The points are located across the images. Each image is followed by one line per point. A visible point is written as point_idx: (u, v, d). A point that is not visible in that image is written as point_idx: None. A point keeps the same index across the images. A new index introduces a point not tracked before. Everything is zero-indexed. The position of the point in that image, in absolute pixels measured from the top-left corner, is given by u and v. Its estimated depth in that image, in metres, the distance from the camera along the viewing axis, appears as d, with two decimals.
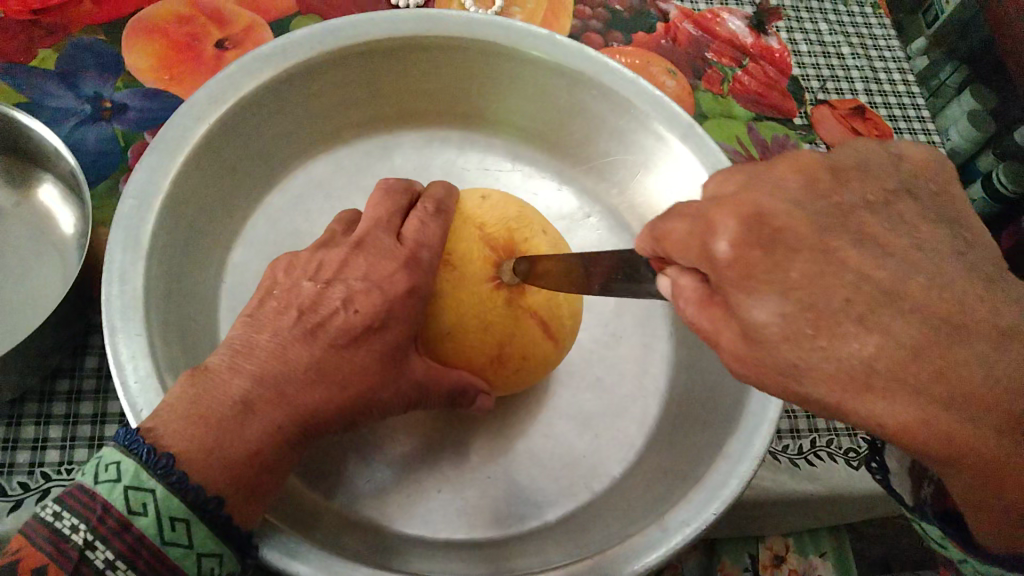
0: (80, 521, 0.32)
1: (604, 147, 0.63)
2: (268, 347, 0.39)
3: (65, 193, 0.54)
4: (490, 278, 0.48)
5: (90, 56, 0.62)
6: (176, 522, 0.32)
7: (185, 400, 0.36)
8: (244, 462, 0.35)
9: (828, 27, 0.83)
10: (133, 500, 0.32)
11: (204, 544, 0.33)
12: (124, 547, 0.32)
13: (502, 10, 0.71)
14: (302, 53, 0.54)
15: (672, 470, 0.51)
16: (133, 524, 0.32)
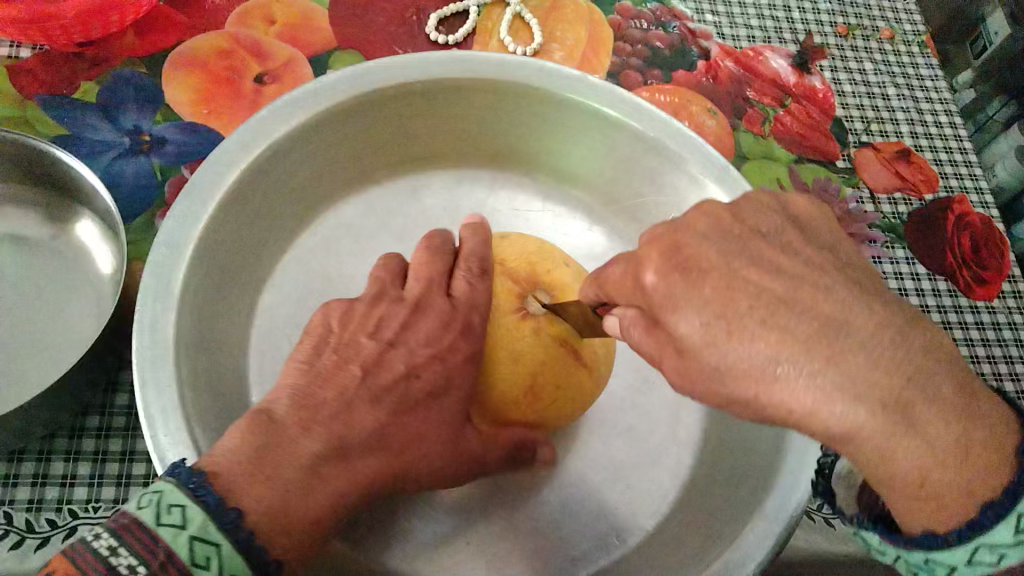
0: (138, 561, 0.31)
1: (637, 190, 0.63)
2: (331, 407, 0.40)
3: (102, 229, 0.54)
4: (516, 309, 0.49)
5: (131, 89, 0.62)
6: None
7: (250, 453, 0.36)
8: (307, 532, 0.36)
9: (874, 67, 0.81)
10: (199, 551, 0.31)
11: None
12: None
13: (542, 47, 0.71)
14: (336, 95, 0.55)
15: (706, 529, 0.49)
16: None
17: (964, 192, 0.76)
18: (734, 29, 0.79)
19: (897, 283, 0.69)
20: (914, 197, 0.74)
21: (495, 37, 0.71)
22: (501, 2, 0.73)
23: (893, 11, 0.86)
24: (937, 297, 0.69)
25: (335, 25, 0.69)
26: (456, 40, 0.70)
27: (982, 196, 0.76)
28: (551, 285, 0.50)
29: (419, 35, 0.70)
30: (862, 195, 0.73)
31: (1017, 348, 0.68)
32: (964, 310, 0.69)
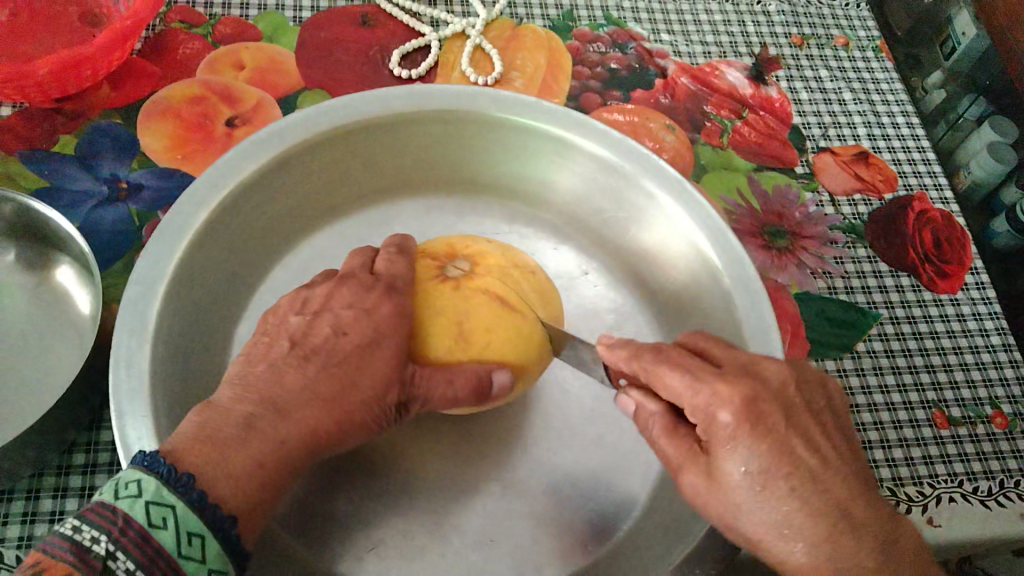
0: (100, 533, 0.33)
1: (599, 208, 0.65)
2: (267, 375, 0.42)
3: (81, 274, 0.57)
4: (437, 276, 0.52)
5: (107, 139, 0.65)
6: (193, 537, 0.34)
7: (195, 429, 0.38)
8: (254, 482, 0.38)
9: (830, 74, 0.84)
10: (155, 514, 0.34)
11: (216, 560, 0.35)
12: (144, 557, 0.33)
13: (502, 76, 0.74)
14: (299, 133, 0.58)
15: (674, 528, 0.51)
16: (154, 536, 0.33)
17: (924, 189, 0.78)
18: (690, 46, 0.82)
19: (861, 282, 0.71)
20: (874, 197, 0.76)
21: (457, 69, 0.74)
22: (461, 35, 0.76)
23: (846, 18, 0.89)
24: (901, 293, 0.71)
25: (302, 67, 0.72)
26: (419, 73, 0.73)
27: (942, 193, 0.78)
28: (472, 253, 0.54)
29: (383, 71, 0.73)
30: (822, 198, 0.75)
31: (982, 338, 0.70)
32: (928, 304, 0.71)
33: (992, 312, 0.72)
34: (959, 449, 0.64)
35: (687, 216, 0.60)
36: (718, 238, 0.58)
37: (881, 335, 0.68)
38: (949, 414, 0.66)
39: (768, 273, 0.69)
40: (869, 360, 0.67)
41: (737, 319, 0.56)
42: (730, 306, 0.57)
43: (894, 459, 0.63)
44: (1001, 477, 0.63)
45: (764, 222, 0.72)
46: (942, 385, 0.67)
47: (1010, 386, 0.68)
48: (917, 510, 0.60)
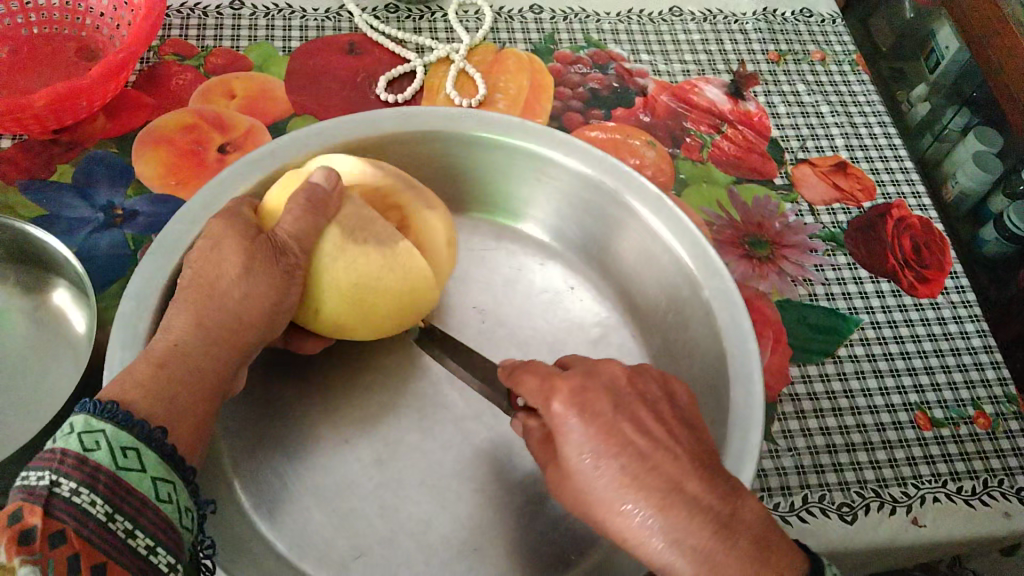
0: (42, 470, 0.35)
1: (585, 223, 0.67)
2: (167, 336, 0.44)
3: (77, 296, 0.59)
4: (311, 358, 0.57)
5: (103, 167, 0.67)
6: (126, 451, 0.37)
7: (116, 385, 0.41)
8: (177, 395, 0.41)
9: (807, 88, 0.86)
10: (87, 439, 0.36)
11: (156, 469, 0.38)
12: (83, 476, 0.35)
13: (485, 97, 0.76)
14: (290, 154, 0.60)
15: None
16: (89, 458, 0.35)
17: (902, 197, 0.79)
18: (669, 64, 0.84)
19: (842, 289, 0.72)
20: (853, 205, 0.78)
21: (442, 92, 0.76)
22: (445, 60, 0.79)
23: (823, 34, 0.91)
24: (881, 298, 0.72)
25: (291, 95, 0.74)
26: (405, 97, 0.75)
27: (921, 200, 0.80)
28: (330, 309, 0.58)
29: (370, 95, 0.75)
30: (801, 208, 0.76)
31: (963, 340, 0.71)
32: (909, 309, 0.72)
33: (973, 315, 0.73)
34: (942, 449, 0.65)
35: (665, 228, 0.62)
36: (697, 249, 0.60)
37: (862, 339, 0.70)
38: (931, 416, 0.66)
39: (748, 282, 0.70)
40: (850, 364, 0.68)
41: (718, 329, 0.57)
42: (711, 316, 0.58)
43: (877, 460, 0.63)
44: (984, 476, 0.63)
45: (744, 233, 0.73)
46: (924, 387, 0.68)
47: (992, 387, 0.69)
48: (901, 510, 0.61)
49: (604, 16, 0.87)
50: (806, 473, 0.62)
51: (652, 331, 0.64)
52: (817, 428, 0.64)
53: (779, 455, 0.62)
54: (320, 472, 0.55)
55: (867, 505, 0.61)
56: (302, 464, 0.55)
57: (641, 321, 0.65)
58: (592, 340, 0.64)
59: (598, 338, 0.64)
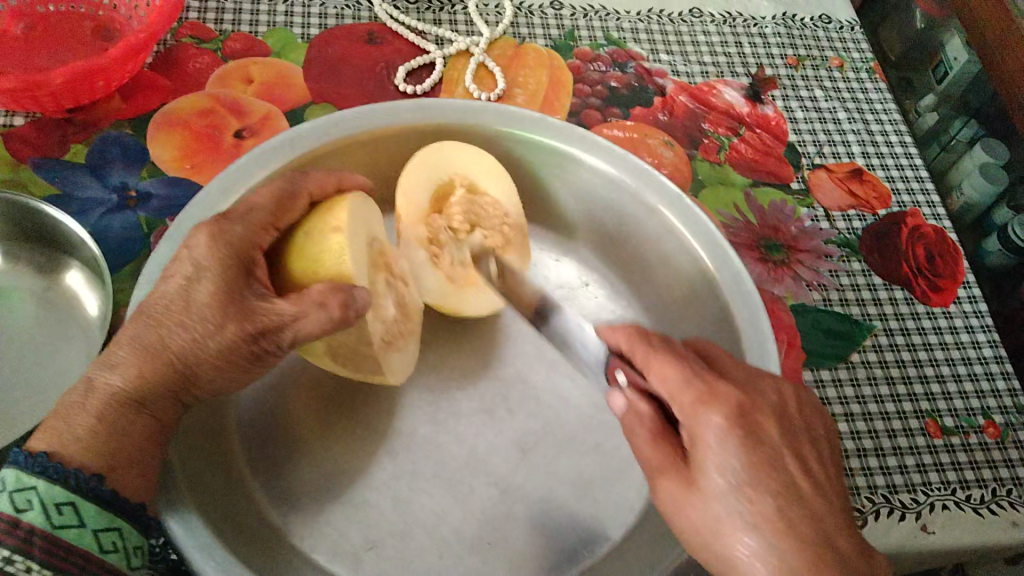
0: None
1: (603, 220, 0.66)
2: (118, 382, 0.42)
3: (90, 278, 0.58)
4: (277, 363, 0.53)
5: (117, 148, 0.66)
6: (62, 507, 0.38)
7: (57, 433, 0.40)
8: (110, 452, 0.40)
9: (824, 94, 0.86)
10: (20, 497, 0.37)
11: (97, 520, 0.39)
12: (17, 541, 0.37)
13: (504, 92, 0.75)
14: (311, 141, 0.59)
15: (666, 537, 0.51)
16: (21, 519, 0.37)
17: (917, 206, 0.79)
18: (688, 65, 0.84)
19: (856, 295, 0.72)
20: (868, 212, 0.78)
21: (460, 86, 0.76)
22: (465, 52, 0.78)
23: (841, 40, 0.91)
24: (894, 306, 0.72)
25: (310, 81, 0.73)
26: (424, 89, 0.75)
27: (935, 209, 0.80)
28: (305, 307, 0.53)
29: (389, 85, 0.75)
30: (817, 213, 0.76)
31: (974, 351, 0.71)
32: (921, 318, 0.72)
33: (985, 326, 0.73)
34: (952, 458, 0.65)
35: (685, 229, 0.61)
36: (717, 251, 0.60)
37: (875, 346, 0.70)
38: (942, 424, 0.66)
39: (764, 286, 0.70)
40: (863, 370, 0.68)
41: (737, 331, 0.57)
42: (730, 317, 0.58)
43: (888, 467, 0.63)
44: (993, 486, 0.63)
45: (760, 235, 0.73)
46: (935, 396, 0.68)
47: (1002, 398, 0.69)
48: (910, 517, 0.61)
49: (624, 14, 0.87)
50: None
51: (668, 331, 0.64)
52: None
53: None
54: (333, 463, 0.54)
55: (877, 511, 0.60)
56: (316, 455, 0.54)
57: (655, 321, 0.64)
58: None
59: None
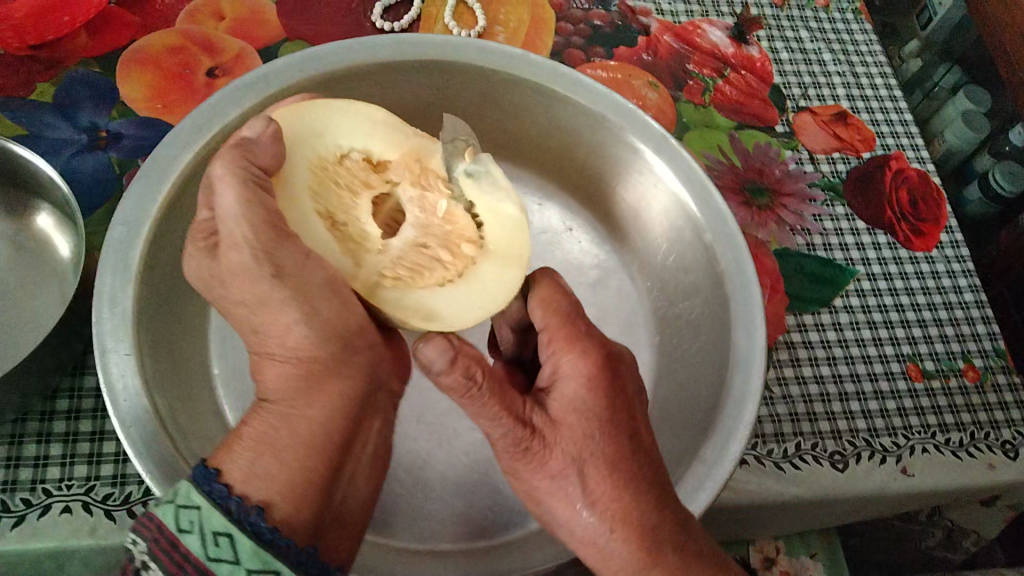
0: (142, 546, 0.34)
1: (586, 162, 0.64)
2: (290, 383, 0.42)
3: (62, 221, 0.57)
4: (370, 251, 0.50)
5: (86, 87, 0.64)
6: (218, 538, 0.34)
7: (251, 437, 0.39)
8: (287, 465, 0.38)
9: (810, 35, 0.85)
10: (185, 515, 0.34)
11: (251, 558, 0.34)
12: (171, 565, 0.33)
13: (485, 30, 0.73)
14: (288, 78, 0.57)
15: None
16: (181, 541, 0.33)
17: (901, 148, 0.79)
18: (672, 5, 0.82)
19: (839, 239, 0.72)
20: (852, 155, 0.77)
21: (440, 22, 0.73)
22: None
23: None
24: (877, 251, 0.72)
25: (284, 18, 0.71)
26: (402, 26, 0.72)
27: (918, 152, 0.79)
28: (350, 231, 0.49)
29: (366, 23, 0.72)
30: (801, 156, 0.76)
31: (956, 295, 0.72)
32: (904, 262, 0.72)
33: (966, 271, 0.73)
34: (932, 401, 0.65)
35: (669, 172, 0.60)
36: (702, 194, 0.58)
37: (858, 291, 0.70)
38: (922, 367, 0.67)
39: (748, 229, 0.70)
40: (846, 314, 0.68)
41: (720, 274, 0.57)
42: (714, 261, 0.57)
43: (869, 409, 0.64)
44: (971, 429, 0.64)
45: (744, 179, 0.73)
46: (916, 339, 0.68)
47: (982, 341, 0.69)
48: (890, 459, 0.61)
49: None
50: (799, 420, 0.62)
51: (651, 277, 0.63)
52: (812, 376, 0.64)
53: (774, 402, 0.63)
54: None
55: (858, 454, 0.61)
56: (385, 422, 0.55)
57: (640, 264, 0.64)
58: (590, 283, 0.64)
59: (596, 281, 0.64)
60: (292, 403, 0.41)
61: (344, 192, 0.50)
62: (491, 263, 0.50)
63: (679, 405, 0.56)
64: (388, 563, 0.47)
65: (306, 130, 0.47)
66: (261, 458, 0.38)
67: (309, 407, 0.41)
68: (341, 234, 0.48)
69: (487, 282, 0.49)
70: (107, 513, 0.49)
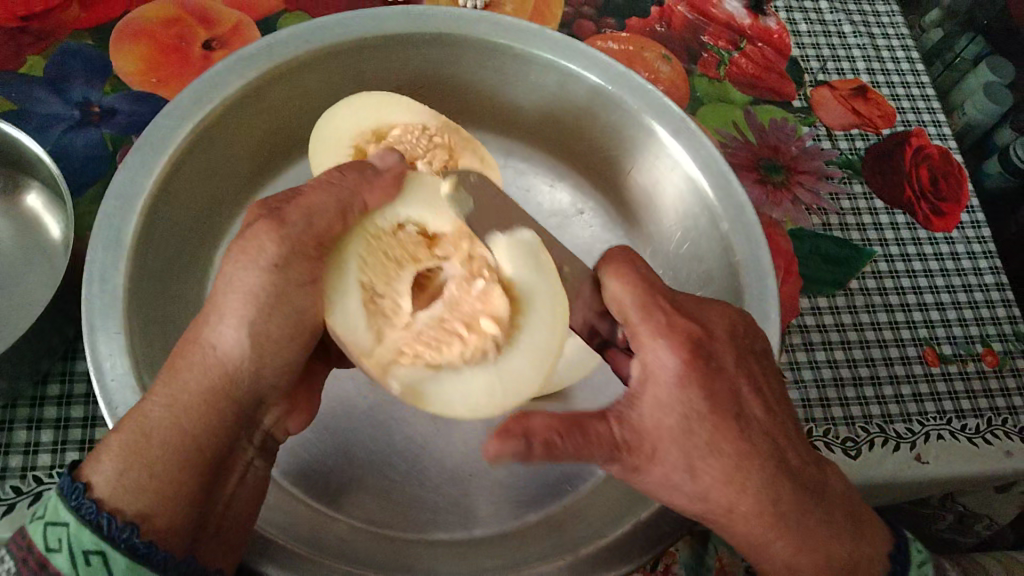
0: (12, 564, 0.35)
1: (603, 146, 0.62)
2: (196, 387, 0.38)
3: (53, 200, 0.55)
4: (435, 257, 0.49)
5: (79, 60, 0.62)
6: (90, 556, 0.34)
7: (128, 448, 0.36)
8: (164, 479, 0.36)
9: (829, 6, 0.82)
10: (53, 535, 0.35)
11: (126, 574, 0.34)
12: None
13: (492, 0, 0.70)
14: (290, 51, 0.55)
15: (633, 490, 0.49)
16: (50, 562, 0.34)
17: (922, 125, 0.76)
18: None
19: (856, 219, 0.70)
20: (871, 132, 0.75)
21: None
22: None
23: None
24: (895, 231, 0.70)
25: None
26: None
27: (940, 128, 0.77)
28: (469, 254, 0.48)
29: None
30: (818, 132, 0.73)
31: (976, 277, 0.69)
32: (923, 243, 0.70)
33: (987, 252, 0.71)
34: (948, 386, 0.63)
35: (686, 155, 0.57)
36: (720, 181, 0.56)
37: (874, 273, 0.68)
38: (940, 352, 0.65)
39: (762, 209, 0.67)
40: (862, 297, 0.66)
41: (735, 267, 0.54)
42: (730, 253, 0.54)
43: (883, 396, 0.62)
44: (989, 415, 0.62)
45: (759, 156, 0.70)
46: (934, 322, 0.66)
47: (1002, 325, 0.67)
48: (905, 447, 0.59)
49: None
50: (812, 406, 0.60)
51: (663, 269, 0.61)
52: (825, 360, 0.63)
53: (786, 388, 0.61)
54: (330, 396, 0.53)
55: (872, 441, 0.59)
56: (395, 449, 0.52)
57: (653, 251, 0.62)
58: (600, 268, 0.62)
59: None
60: (157, 408, 0.37)
61: (391, 263, 0.46)
62: (521, 359, 0.46)
63: None
64: (379, 554, 0.46)
65: (367, 109, 0.57)
66: (130, 471, 0.35)
67: (200, 418, 0.38)
68: (373, 308, 0.45)
69: (534, 328, 0.46)
70: None
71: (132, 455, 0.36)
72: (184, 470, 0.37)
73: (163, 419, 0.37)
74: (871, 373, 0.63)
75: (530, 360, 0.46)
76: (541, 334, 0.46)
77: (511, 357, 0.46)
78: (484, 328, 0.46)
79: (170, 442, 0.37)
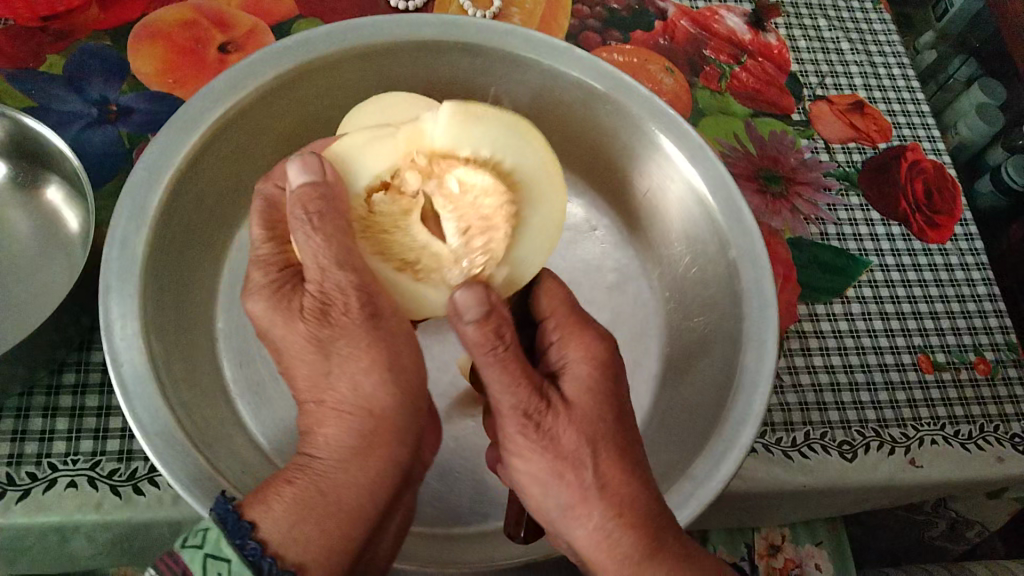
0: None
1: (619, 164, 0.64)
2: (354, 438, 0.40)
3: (71, 194, 0.56)
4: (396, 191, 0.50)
5: (97, 60, 0.63)
6: None
7: (294, 499, 0.38)
8: (327, 531, 0.37)
9: (828, 23, 0.84)
10: (212, 568, 0.35)
11: None
12: None
13: (501, 11, 0.72)
14: (312, 55, 0.56)
15: None
16: None
17: (917, 140, 0.78)
18: None
19: (853, 229, 0.71)
20: (867, 145, 0.76)
21: (454, 3, 0.72)
22: None
23: None
24: (890, 242, 0.72)
25: None
26: (416, 5, 0.71)
27: (934, 144, 0.79)
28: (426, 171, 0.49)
29: (379, 1, 0.71)
30: (817, 145, 0.75)
31: (969, 288, 0.71)
32: (917, 254, 0.72)
33: (980, 264, 0.73)
34: (942, 393, 0.65)
35: (699, 177, 0.58)
36: (729, 204, 0.57)
37: (870, 282, 0.69)
38: (934, 359, 0.66)
39: (762, 218, 0.69)
40: (858, 305, 0.68)
41: (740, 291, 0.55)
42: (735, 278, 0.55)
43: (879, 401, 0.63)
44: (981, 422, 0.63)
45: (759, 166, 0.72)
46: (928, 331, 0.68)
47: (994, 334, 0.69)
48: (899, 451, 0.61)
49: None
50: (809, 410, 0.62)
51: (668, 284, 0.62)
52: (823, 365, 0.64)
53: (784, 391, 0.62)
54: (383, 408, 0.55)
55: (868, 445, 0.60)
56: None
57: (658, 269, 0.63)
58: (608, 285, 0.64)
59: (614, 284, 0.64)
60: (332, 470, 0.39)
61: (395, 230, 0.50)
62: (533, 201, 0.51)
63: (686, 397, 0.55)
64: None
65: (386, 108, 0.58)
66: (296, 520, 0.37)
67: (361, 471, 0.40)
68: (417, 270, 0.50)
69: (523, 181, 0.51)
70: (113, 489, 0.49)
71: (302, 504, 0.38)
72: (346, 521, 0.38)
73: (319, 470, 0.39)
74: (867, 379, 0.64)
75: (546, 192, 0.52)
76: (536, 185, 0.51)
77: (534, 199, 0.52)
78: (491, 205, 0.50)
79: (335, 495, 0.39)
